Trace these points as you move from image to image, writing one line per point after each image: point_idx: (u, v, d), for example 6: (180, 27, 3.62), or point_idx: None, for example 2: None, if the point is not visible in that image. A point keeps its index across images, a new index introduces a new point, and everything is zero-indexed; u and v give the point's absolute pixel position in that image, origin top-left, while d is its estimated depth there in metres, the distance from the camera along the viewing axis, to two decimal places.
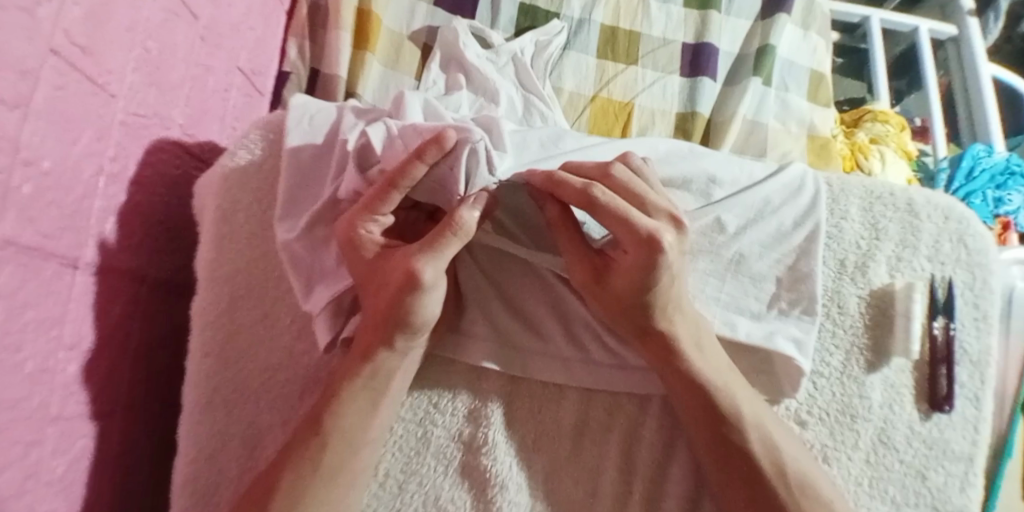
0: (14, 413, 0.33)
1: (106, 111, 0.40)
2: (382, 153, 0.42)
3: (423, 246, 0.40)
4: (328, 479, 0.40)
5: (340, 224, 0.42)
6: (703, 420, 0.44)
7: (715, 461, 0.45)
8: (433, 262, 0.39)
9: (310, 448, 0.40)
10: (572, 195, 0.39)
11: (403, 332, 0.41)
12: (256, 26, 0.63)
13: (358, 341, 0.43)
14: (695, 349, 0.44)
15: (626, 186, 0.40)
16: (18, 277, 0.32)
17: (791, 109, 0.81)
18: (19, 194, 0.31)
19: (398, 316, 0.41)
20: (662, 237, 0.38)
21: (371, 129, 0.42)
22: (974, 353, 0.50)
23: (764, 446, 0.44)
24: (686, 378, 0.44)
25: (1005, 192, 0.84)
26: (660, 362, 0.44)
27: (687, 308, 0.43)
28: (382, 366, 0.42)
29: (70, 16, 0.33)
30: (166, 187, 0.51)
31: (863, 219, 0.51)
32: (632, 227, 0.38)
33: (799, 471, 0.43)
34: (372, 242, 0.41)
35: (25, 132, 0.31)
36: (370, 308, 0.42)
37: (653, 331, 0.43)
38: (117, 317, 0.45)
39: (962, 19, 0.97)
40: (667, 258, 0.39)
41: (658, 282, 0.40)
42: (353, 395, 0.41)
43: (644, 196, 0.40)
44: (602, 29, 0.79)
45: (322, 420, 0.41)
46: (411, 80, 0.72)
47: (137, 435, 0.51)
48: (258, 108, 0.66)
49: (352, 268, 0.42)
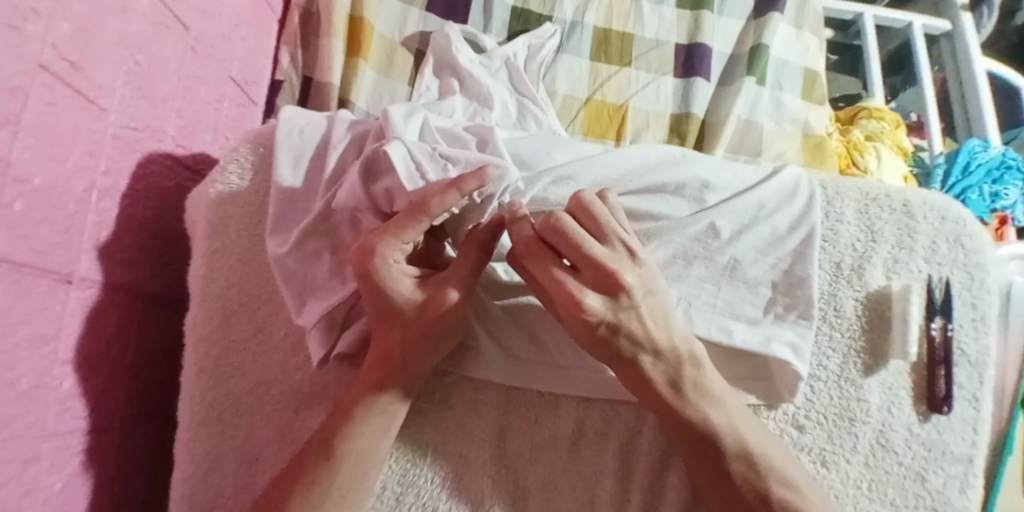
0: (12, 430, 0.33)
1: (96, 126, 0.39)
2: (409, 184, 0.40)
3: (456, 274, 0.42)
4: (338, 497, 0.40)
5: (359, 252, 0.40)
6: (691, 443, 0.43)
7: (711, 481, 0.43)
8: (467, 284, 0.42)
9: (321, 473, 0.40)
10: (520, 242, 0.40)
11: (417, 358, 0.43)
12: (247, 35, 0.63)
13: (369, 364, 0.44)
14: (672, 389, 0.42)
15: (568, 239, 0.39)
16: (12, 294, 0.32)
17: (785, 109, 0.81)
18: (9, 211, 0.31)
19: (414, 347, 0.42)
20: (586, 311, 0.39)
21: (394, 156, 0.40)
22: (972, 354, 0.50)
23: (743, 471, 0.42)
24: (663, 412, 0.43)
25: (1002, 186, 0.84)
26: (638, 391, 0.43)
27: (660, 341, 0.42)
28: (389, 405, 0.42)
29: (58, 33, 0.33)
30: (159, 200, 0.51)
31: (858, 221, 0.51)
32: (560, 286, 0.39)
33: (792, 497, 0.41)
34: (401, 272, 0.42)
35: (15, 148, 0.30)
36: (377, 346, 0.43)
37: (627, 358, 0.42)
38: (112, 331, 0.45)
39: (956, 15, 0.98)
40: (597, 320, 0.39)
41: (600, 331, 0.40)
42: (368, 419, 0.42)
43: (588, 254, 0.39)
44: (595, 32, 0.79)
45: (333, 443, 0.41)
46: (404, 86, 0.72)
47: (133, 448, 0.50)
48: (251, 117, 0.66)
49: (372, 300, 0.42)
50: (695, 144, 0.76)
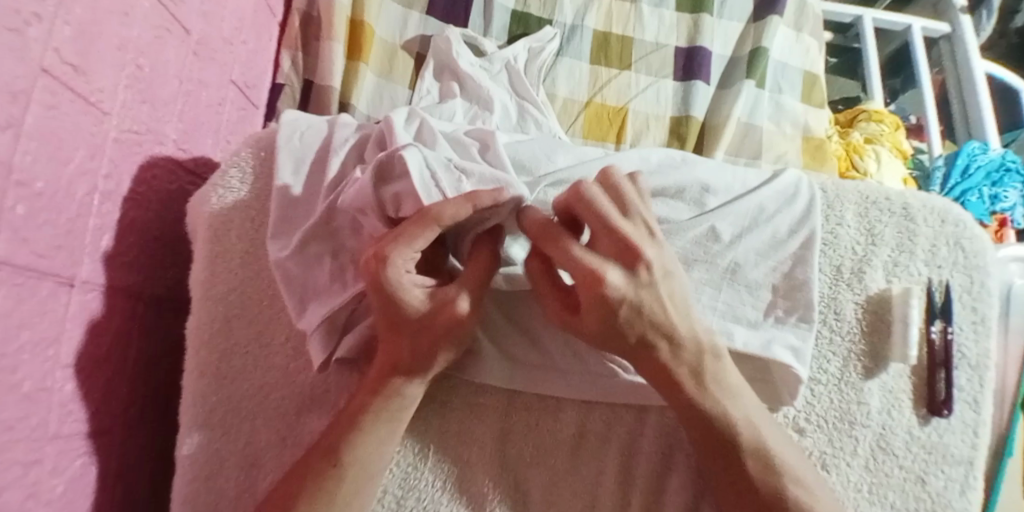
0: (13, 433, 0.33)
1: (98, 129, 0.39)
2: (424, 196, 0.41)
3: (464, 284, 0.42)
4: (342, 502, 0.40)
5: (370, 264, 0.39)
6: (707, 441, 0.43)
7: (725, 477, 0.43)
8: (477, 293, 0.42)
9: (327, 478, 0.40)
10: (534, 226, 0.40)
11: (428, 364, 0.43)
12: (248, 39, 0.63)
13: (377, 368, 0.44)
14: (694, 380, 0.42)
15: (595, 213, 0.39)
16: (15, 297, 0.32)
17: (785, 111, 0.81)
18: (12, 214, 0.31)
19: (422, 354, 0.43)
20: (605, 287, 0.38)
21: (411, 166, 0.40)
22: (972, 357, 0.50)
23: (761, 466, 0.42)
24: (682, 407, 0.43)
25: (1001, 189, 0.84)
26: (657, 381, 0.42)
27: (678, 335, 0.42)
28: (406, 399, 0.43)
29: (60, 37, 0.33)
30: (160, 203, 0.51)
31: (858, 225, 0.51)
32: (580, 263, 0.39)
33: (805, 497, 0.41)
34: (411, 282, 0.41)
35: (18, 152, 0.31)
36: (386, 353, 0.43)
37: (648, 343, 0.41)
38: (114, 334, 0.45)
39: (955, 17, 0.98)
40: (618, 296, 0.39)
41: (622, 312, 0.39)
42: (375, 425, 0.42)
43: (612, 229, 0.39)
44: (594, 36, 0.79)
45: (339, 451, 0.41)
46: (404, 89, 0.72)
47: (135, 450, 0.50)
48: (252, 120, 0.66)
49: (381, 307, 0.41)
50: (694, 146, 0.77)
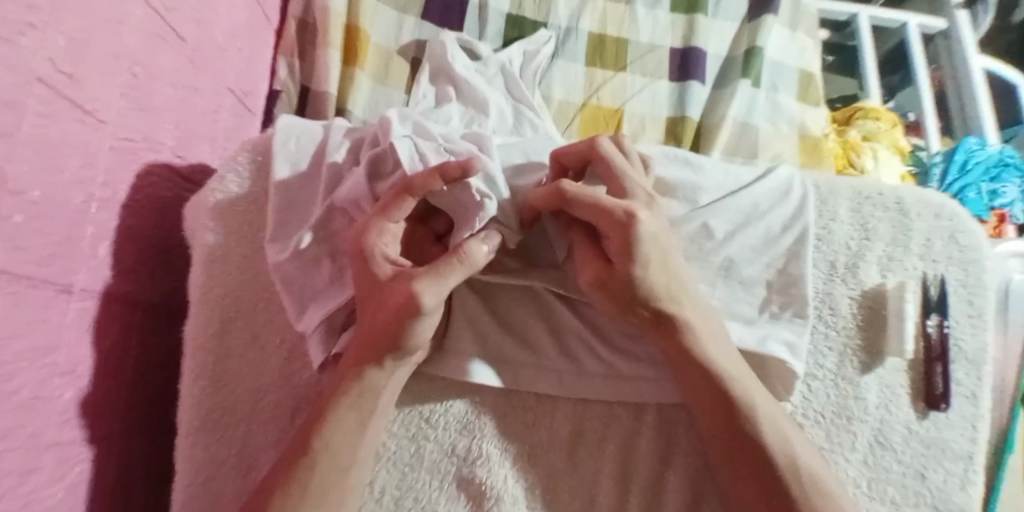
0: (11, 440, 0.34)
1: (93, 137, 0.40)
2: (407, 167, 0.42)
3: (429, 269, 0.39)
4: (320, 496, 0.40)
5: (355, 229, 0.42)
6: (714, 418, 0.43)
7: (728, 463, 0.43)
8: (440, 290, 0.39)
9: (298, 471, 0.40)
10: (546, 196, 0.41)
11: (392, 352, 0.41)
12: (243, 47, 0.64)
13: (347, 358, 0.43)
14: (709, 336, 0.43)
15: (607, 161, 0.43)
16: (10, 305, 0.32)
17: (780, 110, 0.82)
18: (8, 223, 0.31)
19: (392, 334, 0.40)
20: (636, 216, 0.39)
21: (399, 146, 0.42)
22: (969, 351, 0.50)
23: (776, 435, 0.42)
24: (701, 367, 0.43)
25: (1000, 184, 0.84)
26: (670, 347, 0.43)
27: (688, 296, 0.43)
28: (369, 384, 0.41)
29: (54, 47, 0.34)
30: (157, 211, 0.51)
31: (852, 220, 0.51)
32: (608, 209, 0.40)
33: (814, 471, 0.42)
34: (383, 255, 0.41)
35: (12, 162, 0.31)
36: (365, 323, 0.42)
37: (675, 298, 0.42)
38: (112, 341, 0.46)
39: (951, 13, 0.98)
40: (649, 232, 0.40)
41: (652, 257, 0.40)
42: (340, 414, 0.41)
43: (623, 174, 0.43)
44: (589, 38, 0.80)
45: (309, 441, 0.41)
46: (400, 94, 0.73)
47: (135, 455, 0.51)
48: (249, 127, 0.67)
49: (356, 276, 0.42)
50: (691, 146, 0.77)
